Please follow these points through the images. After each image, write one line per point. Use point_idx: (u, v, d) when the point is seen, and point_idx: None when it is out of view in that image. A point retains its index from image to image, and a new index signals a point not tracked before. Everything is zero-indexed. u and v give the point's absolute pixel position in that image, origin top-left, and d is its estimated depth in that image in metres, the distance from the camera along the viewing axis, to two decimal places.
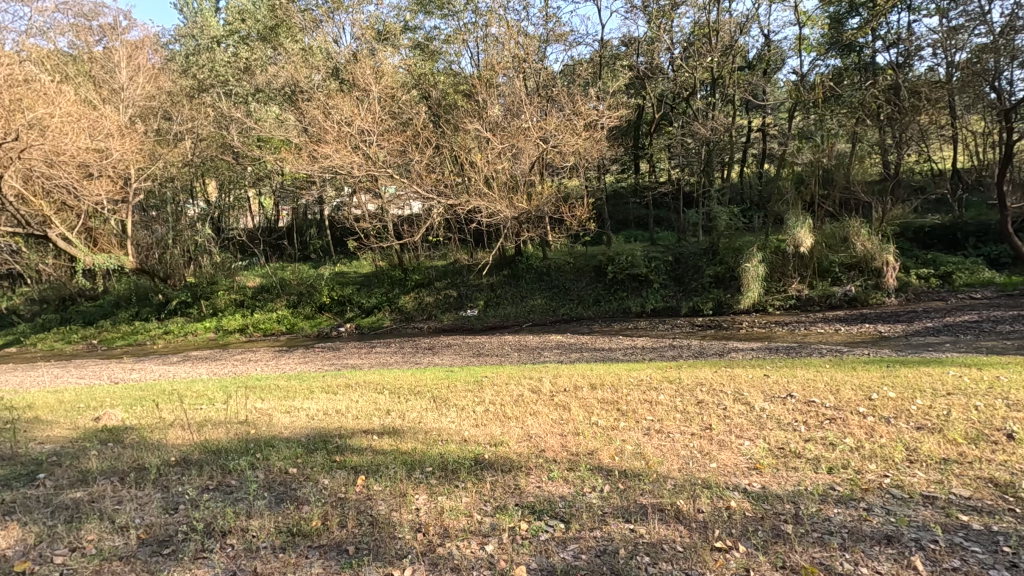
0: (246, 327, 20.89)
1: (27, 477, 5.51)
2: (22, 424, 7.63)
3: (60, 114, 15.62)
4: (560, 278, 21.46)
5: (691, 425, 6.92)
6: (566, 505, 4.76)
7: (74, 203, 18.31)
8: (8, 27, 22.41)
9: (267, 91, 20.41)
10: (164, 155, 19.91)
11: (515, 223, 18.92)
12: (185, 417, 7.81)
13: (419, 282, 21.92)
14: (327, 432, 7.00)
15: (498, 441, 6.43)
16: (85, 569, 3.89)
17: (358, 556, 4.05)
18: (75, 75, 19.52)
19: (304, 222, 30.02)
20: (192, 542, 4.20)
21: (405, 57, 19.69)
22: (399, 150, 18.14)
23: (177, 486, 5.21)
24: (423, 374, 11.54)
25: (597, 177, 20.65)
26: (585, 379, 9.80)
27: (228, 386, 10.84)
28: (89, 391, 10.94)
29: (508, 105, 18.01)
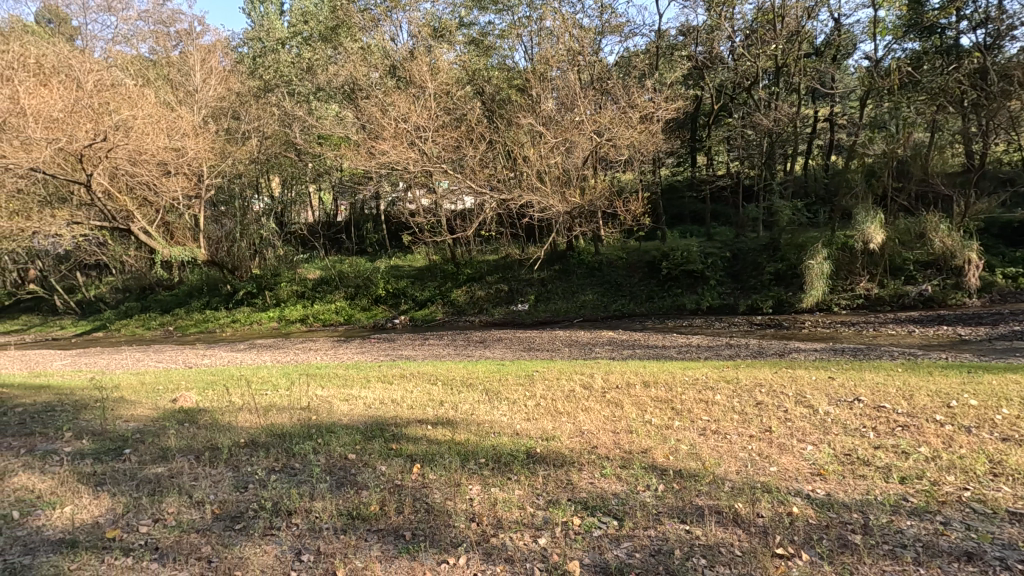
0: (306, 317, 21.81)
1: (114, 452, 5.98)
2: (109, 403, 8.27)
3: (142, 116, 16.90)
4: (612, 274, 21.21)
5: (749, 426, 6.70)
6: (619, 502, 4.72)
7: (153, 199, 19.61)
8: (97, 35, 24.32)
9: (327, 90, 21.08)
10: (233, 153, 20.84)
11: (568, 217, 18.85)
12: (253, 402, 8.26)
13: (471, 275, 22.20)
14: (384, 420, 7.22)
15: (550, 436, 6.45)
16: (167, 539, 4.19)
17: (415, 542, 4.17)
18: (155, 78, 20.84)
19: (361, 217, 31.02)
20: (261, 519, 4.44)
21: (459, 53, 19.83)
22: (454, 146, 18.40)
23: (247, 466, 5.52)
24: (475, 367, 11.70)
25: (652, 170, 20.23)
26: (637, 376, 9.67)
27: (290, 373, 11.35)
28: (167, 374, 11.73)
29: (561, 99, 17.88)
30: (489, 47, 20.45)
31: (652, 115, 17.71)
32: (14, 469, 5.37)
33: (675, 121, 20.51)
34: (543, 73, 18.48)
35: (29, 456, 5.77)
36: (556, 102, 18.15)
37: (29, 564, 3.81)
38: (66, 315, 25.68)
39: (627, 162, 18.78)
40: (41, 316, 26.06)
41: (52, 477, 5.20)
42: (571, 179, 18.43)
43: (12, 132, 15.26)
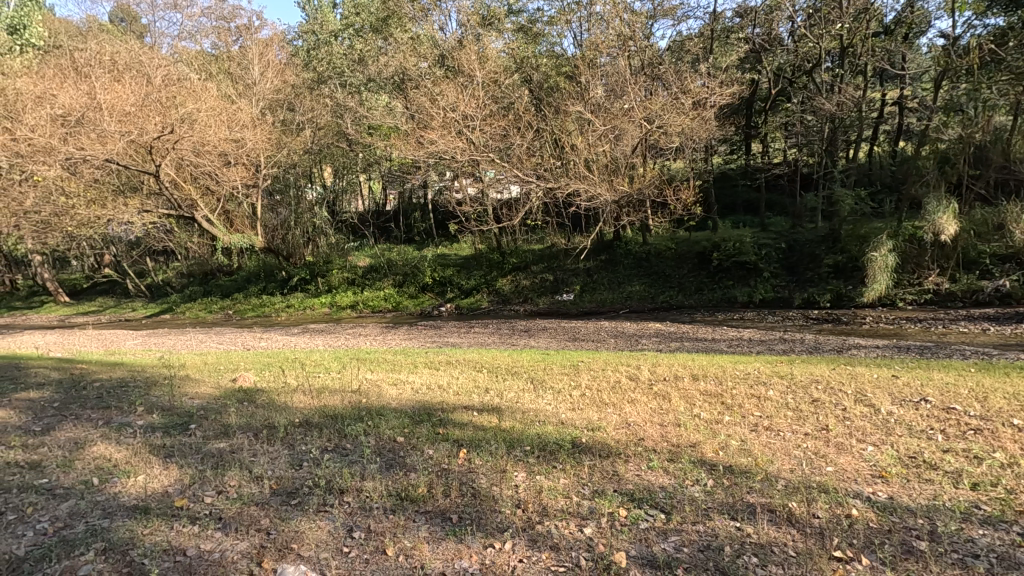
0: (356, 304, 22.43)
1: (181, 427, 6.34)
2: (177, 381, 8.80)
3: (205, 109, 17.72)
4: (660, 265, 20.77)
5: (804, 424, 6.44)
6: (667, 496, 4.65)
7: (215, 188, 20.55)
8: (164, 32, 25.59)
9: (378, 81, 21.44)
10: (288, 144, 21.46)
11: (615, 206, 18.55)
12: (306, 383, 8.61)
13: (516, 265, 22.24)
14: (430, 405, 7.36)
15: (596, 426, 6.41)
16: (229, 510, 4.42)
17: (461, 525, 4.24)
18: (216, 72, 21.75)
19: (409, 206, 31.55)
20: (315, 496, 4.62)
21: (508, 40, 19.71)
22: (501, 134, 18.40)
23: (302, 445, 5.75)
24: (519, 355, 11.75)
25: (704, 158, 19.62)
26: (685, 368, 9.47)
27: (341, 357, 11.73)
28: (226, 355, 12.34)
29: (611, 85, 17.55)
30: (538, 34, 20.25)
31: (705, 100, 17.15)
32: (93, 439, 5.78)
33: (729, 107, 19.78)
34: (592, 59, 18.15)
35: (106, 427, 6.20)
36: (605, 89, 17.84)
37: (107, 527, 4.10)
38: (137, 298, 27.38)
39: (677, 150, 18.28)
40: (115, 298, 27.89)
41: (127, 447, 5.57)
42: (620, 168, 18.11)
43: (89, 126, 16.30)
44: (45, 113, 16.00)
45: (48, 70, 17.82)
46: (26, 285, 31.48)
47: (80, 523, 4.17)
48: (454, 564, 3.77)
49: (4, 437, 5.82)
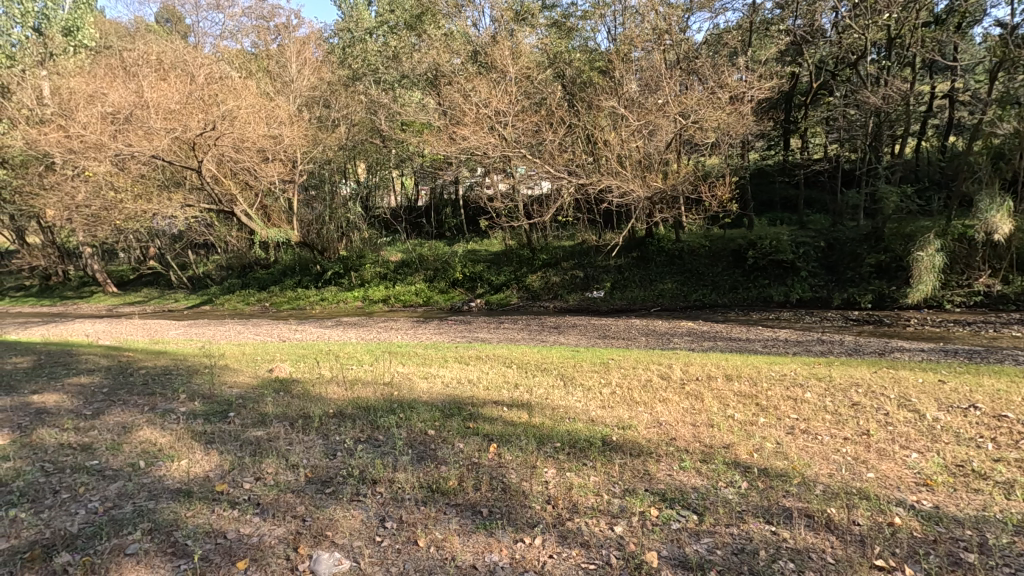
0: (388, 298, 22.75)
1: (221, 414, 6.56)
2: (218, 370, 9.11)
3: (245, 106, 18.23)
4: (694, 262, 20.43)
5: (844, 428, 6.25)
6: (699, 497, 4.58)
7: (253, 183, 21.11)
8: (207, 32, 26.40)
9: (412, 77, 21.65)
10: (324, 140, 21.81)
11: (648, 203, 18.32)
12: (340, 375, 8.81)
13: (546, 261, 22.20)
14: (461, 400, 7.42)
15: (626, 425, 6.35)
16: (267, 496, 4.55)
17: (491, 519, 4.27)
18: (256, 70, 22.33)
19: (441, 202, 31.82)
20: (348, 486, 4.71)
21: (541, 36, 19.58)
22: (533, 130, 18.37)
23: (336, 435, 5.87)
24: (549, 352, 11.74)
25: (741, 154, 19.17)
26: (719, 368, 9.30)
27: (373, 350, 11.92)
28: (263, 346, 12.70)
29: (645, 81, 17.33)
30: (571, 29, 20.10)
31: (743, 95, 16.73)
32: (139, 424, 6.03)
33: (768, 102, 19.28)
34: (626, 53, 17.92)
35: (151, 413, 6.46)
36: (639, 83, 17.62)
37: (152, 508, 4.27)
38: (180, 290, 28.39)
39: (713, 145, 17.91)
40: (159, 289, 29.00)
41: (170, 433, 5.79)
42: (653, 164, 17.87)
43: (137, 124, 16.95)
44: (96, 111, 16.74)
45: (99, 71, 18.63)
46: (78, 276, 33.00)
47: (128, 503, 4.36)
48: (484, 557, 3.79)
49: (59, 420, 6.13)
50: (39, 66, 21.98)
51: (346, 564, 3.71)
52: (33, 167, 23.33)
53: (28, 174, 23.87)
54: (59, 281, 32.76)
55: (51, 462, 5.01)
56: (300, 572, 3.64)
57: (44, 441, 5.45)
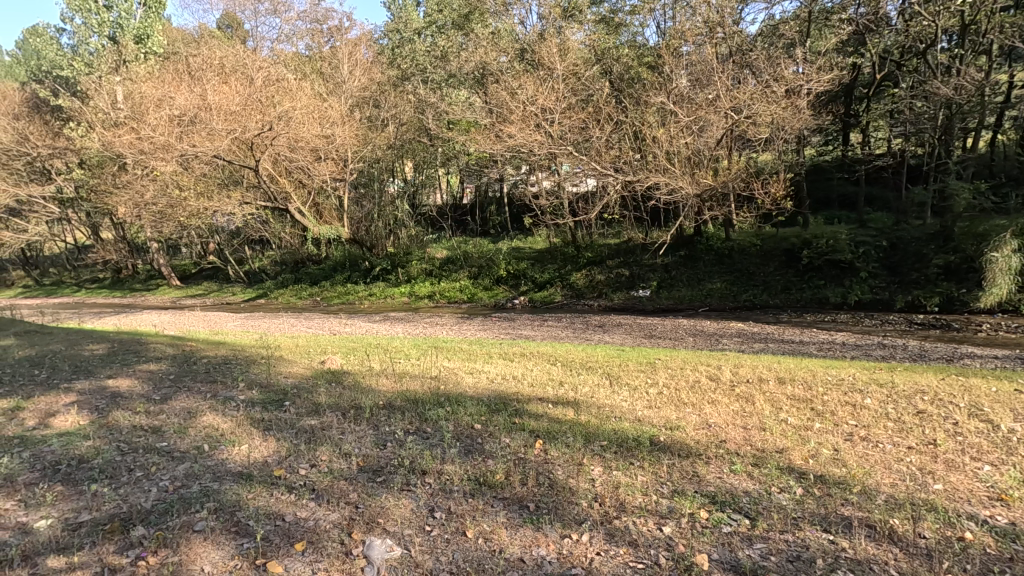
0: (434, 294, 23.13)
1: (276, 403, 6.84)
2: (273, 360, 9.51)
3: (300, 108, 18.92)
4: (744, 262, 19.79)
5: (907, 437, 5.95)
6: (751, 501, 4.47)
7: (307, 182, 21.86)
8: (265, 37, 27.62)
9: (459, 76, 21.89)
10: (374, 140, 22.32)
11: (697, 200, 17.87)
12: (389, 368, 9.03)
13: (591, 259, 22.02)
14: (506, 395, 7.48)
15: (674, 425, 6.26)
16: (322, 482, 4.73)
17: (538, 514, 4.29)
18: (310, 72, 23.06)
19: (485, 200, 32.12)
20: (399, 475, 4.83)
21: (589, 32, 19.50)
22: (580, 127, 18.24)
23: (386, 426, 6.04)
24: (593, 350, 11.65)
25: (797, 149, 18.46)
26: (771, 371, 9.00)
27: (420, 345, 12.13)
28: (315, 339, 13.14)
29: (695, 75, 16.97)
30: (619, 25, 20.04)
31: (800, 88, 16.09)
32: (203, 409, 6.37)
33: (826, 95, 18.50)
34: (675, 47, 17.50)
35: (214, 399, 6.82)
36: (688, 78, 17.24)
37: (217, 489, 4.51)
38: (237, 284, 29.72)
39: (767, 141, 17.32)
40: (219, 283, 30.45)
41: (231, 419, 6.09)
42: (703, 160, 17.45)
43: (202, 126, 17.85)
44: (165, 114, 17.76)
45: (168, 75, 19.71)
46: (145, 270, 35.03)
47: (195, 483, 4.62)
48: (532, 550, 3.83)
49: (131, 403, 6.55)
50: (114, 72, 23.39)
51: (397, 551, 3.81)
52: (108, 167, 24.95)
53: (104, 173, 25.53)
54: (129, 274, 34.86)
55: (126, 442, 5.36)
56: (355, 556, 3.76)
57: (119, 423, 5.84)
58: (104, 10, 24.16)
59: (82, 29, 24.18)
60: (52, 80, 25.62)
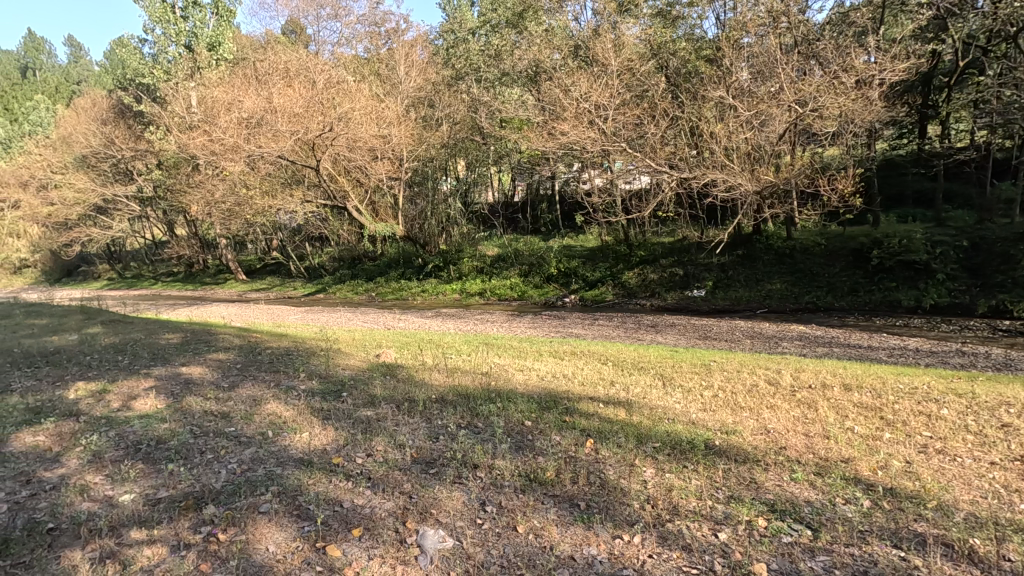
0: (484, 291, 23.34)
1: (335, 394, 7.10)
2: (331, 353, 9.88)
3: (359, 109, 19.52)
4: (807, 262, 18.92)
5: (989, 452, 5.52)
6: (813, 511, 4.27)
7: (364, 180, 22.55)
8: (326, 40, 28.65)
9: (512, 74, 21.93)
10: (429, 139, 22.73)
11: (757, 198, 17.20)
12: (441, 363, 9.21)
13: (644, 258, 21.66)
14: (556, 393, 7.48)
15: (730, 429, 6.07)
16: (377, 471, 4.88)
17: (589, 513, 4.27)
18: (368, 74, 23.73)
19: (537, 197, 32.12)
20: (451, 468, 4.92)
21: (644, 26, 18.91)
22: (635, 123, 17.94)
23: (438, 419, 6.15)
24: (646, 351, 11.45)
25: (867, 143, 17.48)
26: (836, 377, 8.54)
27: (471, 341, 12.28)
28: (370, 333, 13.56)
29: (757, 67, 16.38)
30: (676, 18, 19.07)
31: (872, 78, 15.17)
32: (267, 397, 6.71)
33: (901, 85, 17.42)
34: (736, 39, 17.08)
35: (277, 388, 7.17)
36: (749, 71, 16.66)
37: (280, 474, 4.74)
38: (298, 279, 31.03)
39: (835, 135, 16.49)
40: (281, 278, 31.88)
41: (293, 407, 6.38)
42: (764, 156, 16.78)
43: (267, 127, 18.71)
44: (234, 116, 18.75)
45: (237, 80, 20.78)
46: (215, 265, 37.11)
47: (260, 467, 4.87)
48: (583, 549, 3.81)
49: (203, 390, 6.97)
50: (189, 79, 24.89)
51: (449, 542, 3.90)
52: (184, 168, 26.61)
53: (179, 174, 27.24)
54: (201, 268, 37.05)
55: (198, 425, 5.71)
56: (408, 545, 3.87)
57: (192, 407, 6.23)
58: (180, 20, 25.75)
59: (162, 39, 25.72)
60: (135, 88, 27.24)
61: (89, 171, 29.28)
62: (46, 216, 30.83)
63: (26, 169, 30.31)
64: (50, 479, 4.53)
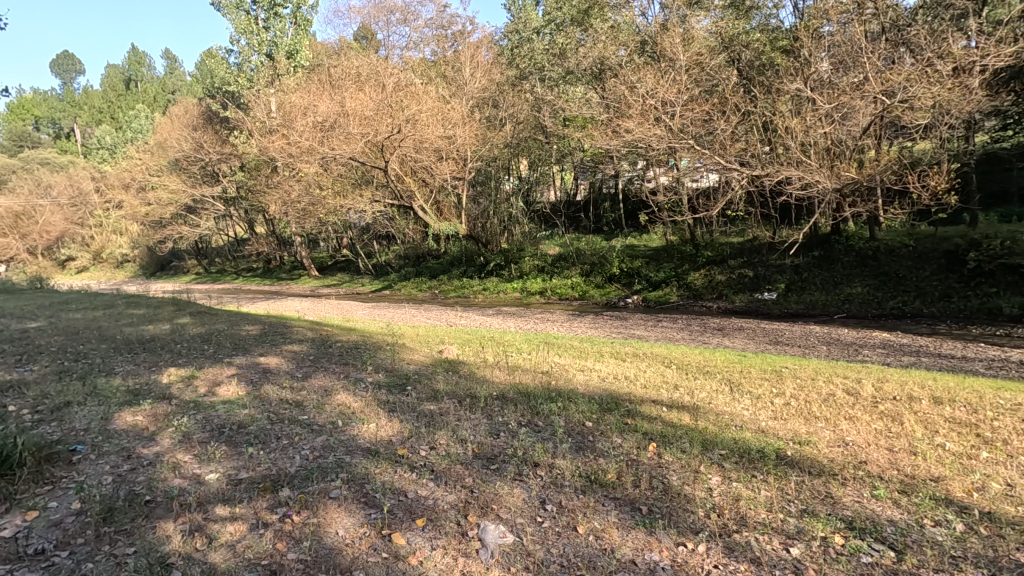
0: (545, 290, 23.30)
1: (399, 387, 7.33)
2: (397, 348, 10.21)
3: (426, 111, 20.03)
4: (893, 264, 17.60)
5: None
6: (897, 532, 3.99)
7: (430, 180, 23.12)
8: (394, 44, 29.62)
9: (576, 73, 21.74)
10: (493, 139, 22.96)
11: (838, 196, 16.19)
12: (501, 361, 9.29)
13: (711, 258, 20.93)
14: (618, 395, 7.36)
15: (803, 440, 5.75)
16: (440, 464, 4.99)
17: (651, 518, 4.18)
18: (435, 76, 24.30)
19: (599, 196, 31.78)
20: (511, 466, 4.96)
21: (715, 19, 18.26)
22: (704, 119, 17.35)
23: (499, 417, 6.23)
24: (712, 354, 11.07)
25: (965, 136, 16.08)
26: (925, 389, 7.87)
27: (532, 340, 12.33)
28: (432, 329, 13.91)
29: (839, 57, 15.46)
30: (750, 8, 18.19)
31: (972, 65, 13.88)
32: (337, 388, 7.02)
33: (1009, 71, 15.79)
34: (816, 28, 16.35)
35: (347, 380, 7.51)
36: (830, 62, 15.73)
37: (349, 462, 4.96)
38: (366, 276, 32.28)
39: (928, 128, 15.23)
40: (350, 275, 33.24)
41: (361, 399, 6.65)
42: (845, 151, 15.82)
43: (340, 130, 19.59)
44: (310, 121, 19.76)
45: (313, 86, 21.83)
46: (290, 261, 39.24)
47: (331, 455, 5.11)
48: (644, 554, 3.74)
49: (280, 379, 7.39)
50: (270, 86, 26.40)
51: (509, 538, 3.93)
52: (264, 170, 28.30)
53: (260, 175, 29.04)
54: (278, 265, 39.30)
55: (275, 412, 6.07)
56: (470, 538, 3.94)
57: (269, 395, 6.63)
58: (263, 31, 27.43)
59: (246, 49, 27.49)
60: (222, 95, 29.23)
61: (181, 173, 31.76)
62: (144, 215, 33.72)
63: (129, 173, 33.29)
64: (147, 455, 4.95)
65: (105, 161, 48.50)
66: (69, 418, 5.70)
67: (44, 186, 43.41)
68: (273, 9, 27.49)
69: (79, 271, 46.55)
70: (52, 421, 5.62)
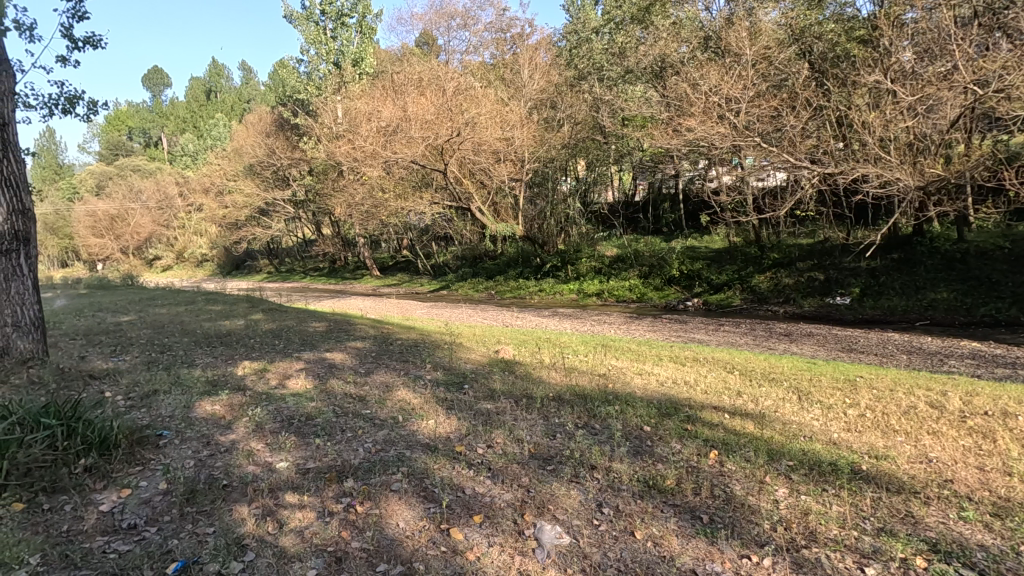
0: (602, 292, 23.03)
1: (457, 385, 7.44)
2: (455, 347, 10.40)
3: (484, 113, 20.32)
4: (984, 269, 16.26)
5: None
6: (990, 558, 3.67)
7: (488, 182, 23.38)
8: (454, 49, 30.25)
9: (636, 72, 21.36)
10: (550, 139, 22.95)
11: (920, 194, 15.13)
12: (557, 362, 9.28)
13: (777, 260, 20.06)
14: (677, 400, 7.18)
15: (881, 454, 5.40)
16: (497, 463, 5.05)
17: (713, 527, 4.06)
18: (494, 79, 24.56)
19: (659, 197, 31.15)
20: (568, 467, 4.94)
21: (785, 10, 17.49)
22: (772, 115, 16.63)
23: (555, 418, 6.22)
24: (779, 361, 10.57)
25: None
26: (1020, 405, 7.21)
27: (588, 341, 12.21)
28: (488, 328, 14.08)
29: (923, 46, 14.41)
30: None
31: None
32: (397, 385, 7.23)
33: None
34: (897, 16, 15.26)
35: (407, 376, 7.72)
36: (913, 51, 14.71)
37: (410, 457, 5.09)
38: (425, 275, 33.00)
39: None
40: (410, 275, 34.13)
41: (419, 396, 6.80)
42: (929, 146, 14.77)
43: (402, 134, 20.21)
44: (374, 126, 20.46)
45: (377, 92, 22.57)
46: (353, 261, 40.71)
47: (392, 449, 5.27)
48: (705, 564, 3.63)
49: (344, 374, 7.72)
50: (337, 93, 27.46)
51: (566, 539, 3.92)
52: (331, 174, 29.59)
53: (327, 179, 30.36)
54: (342, 264, 40.88)
55: (340, 406, 6.33)
56: (526, 537, 3.96)
57: (334, 389, 6.91)
58: (331, 41, 28.69)
59: (315, 58, 28.81)
60: (293, 103, 30.70)
61: (255, 178, 33.61)
62: (222, 217, 35.95)
63: (209, 178, 35.62)
64: (225, 442, 5.28)
65: (188, 167, 52.07)
66: (156, 405, 6.16)
67: (136, 191, 47.27)
68: (341, 19, 28.69)
69: (164, 270, 50.26)
70: (142, 407, 6.11)
